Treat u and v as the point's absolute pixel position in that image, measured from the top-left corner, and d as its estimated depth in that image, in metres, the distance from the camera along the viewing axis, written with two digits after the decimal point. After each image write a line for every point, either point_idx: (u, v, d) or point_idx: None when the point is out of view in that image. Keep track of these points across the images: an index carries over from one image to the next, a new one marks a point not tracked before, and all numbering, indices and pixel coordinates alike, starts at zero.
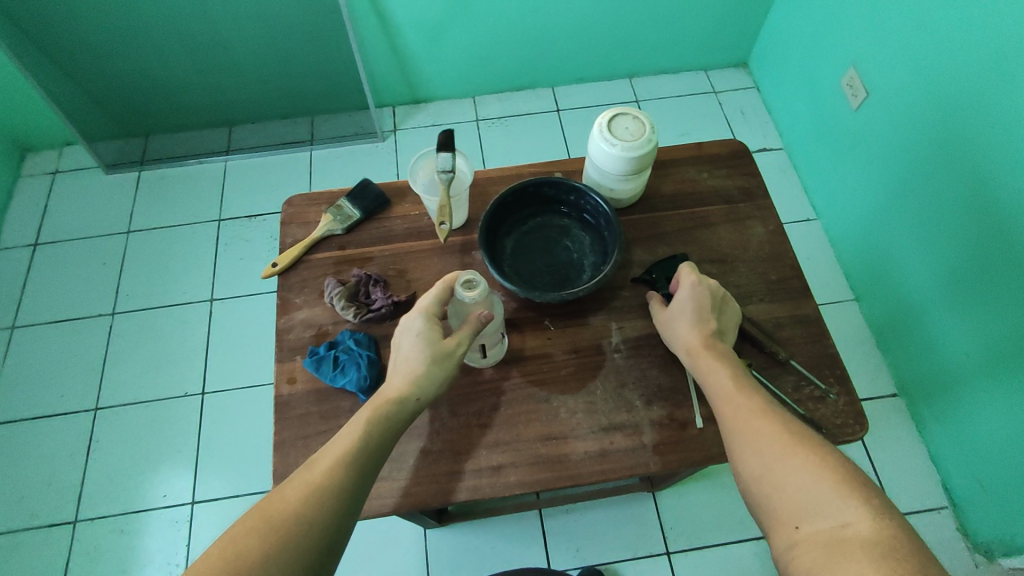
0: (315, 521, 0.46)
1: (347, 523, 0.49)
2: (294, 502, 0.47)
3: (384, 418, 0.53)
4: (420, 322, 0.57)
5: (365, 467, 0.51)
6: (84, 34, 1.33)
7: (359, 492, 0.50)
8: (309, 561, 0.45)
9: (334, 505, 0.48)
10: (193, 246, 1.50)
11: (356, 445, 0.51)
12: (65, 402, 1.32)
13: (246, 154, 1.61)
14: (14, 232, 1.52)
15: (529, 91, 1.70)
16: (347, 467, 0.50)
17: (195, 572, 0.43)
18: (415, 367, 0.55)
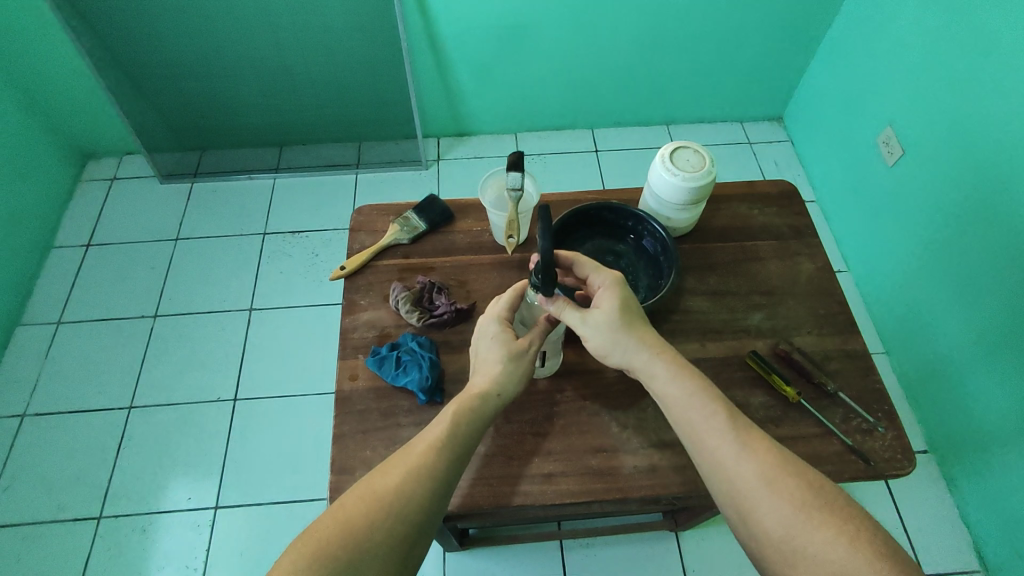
0: (414, 496, 0.51)
1: (442, 498, 0.53)
2: (396, 478, 0.52)
3: (470, 409, 0.57)
4: (492, 324, 0.61)
5: (454, 454, 0.55)
6: (160, 52, 1.42)
7: (451, 472, 0.54)
8: (409, 531, 0.51)
9: (428, 485, 0.52)
10: (238, 256, 1.55)
11: (449, 429, 0.55)
12: (102, 398, 1.35)
13: (295, 174, 1.69)
14: (69, 233, 1.59)
15: (569, 131, 1.77)
16: (442, 449, 0.54)
17: (313, 533, 0.49)
18: (495, 366, 0.59)
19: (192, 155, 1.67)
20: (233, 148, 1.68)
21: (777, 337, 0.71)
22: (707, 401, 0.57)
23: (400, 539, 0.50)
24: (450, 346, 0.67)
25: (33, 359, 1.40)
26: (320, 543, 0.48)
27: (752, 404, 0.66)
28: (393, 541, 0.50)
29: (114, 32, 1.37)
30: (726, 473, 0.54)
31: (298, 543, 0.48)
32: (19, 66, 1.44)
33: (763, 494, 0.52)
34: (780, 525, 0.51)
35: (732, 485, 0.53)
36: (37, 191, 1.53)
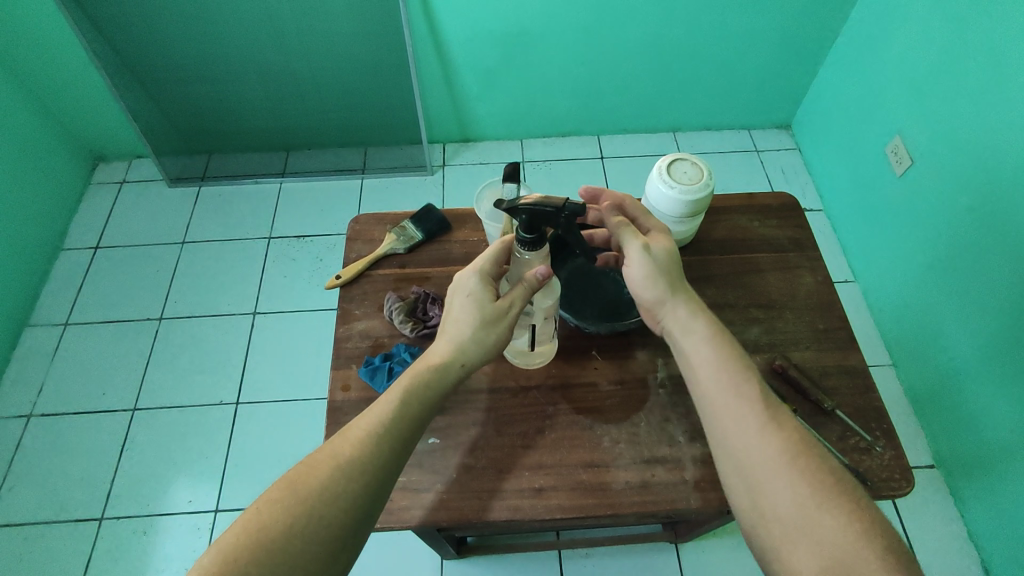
0: (339, 496, 0.51)
1: (372, 497, 0.53)
2: (321, 477, 0.52)
3: (421, 389, 0.58)
4: (474, 281, 0.61)
5: (388, 445, 0.55)
6: (169, 58, 1.44)
7: (381, 468, 0.54)
8: (330, 532, 0.50)
9: (359, 479, 0.53)
10: (243, 259, 1.56)
11: (385, 421, 0.56)
12: (106, 399, 1.36)
13: (301, 178, 1.70)
14: (78, 236, 1.61)
15: (575, 137, 1.76)
16: (372, 444, 0.54)
17: (231, 534, 0.49)
18: (465, 330, 0.60)
19: (200, 158, 1.69)
20: (240, 152, 1.69)
21: (774, 352, 0.70)
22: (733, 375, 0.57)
23: (319, 543, 0.50)
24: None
25: (40, 360, 1.42)
26: (231, 548, 0.48)
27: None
28: (313, 546, 0.49)
29: (124, 37, 1.39)
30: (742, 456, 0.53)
31: (214, 548, 0.48)
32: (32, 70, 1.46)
33: (774, 478, 0.52)
34: (790, 507, 0.51)
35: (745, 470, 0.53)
36: (46, 192, 1.55)
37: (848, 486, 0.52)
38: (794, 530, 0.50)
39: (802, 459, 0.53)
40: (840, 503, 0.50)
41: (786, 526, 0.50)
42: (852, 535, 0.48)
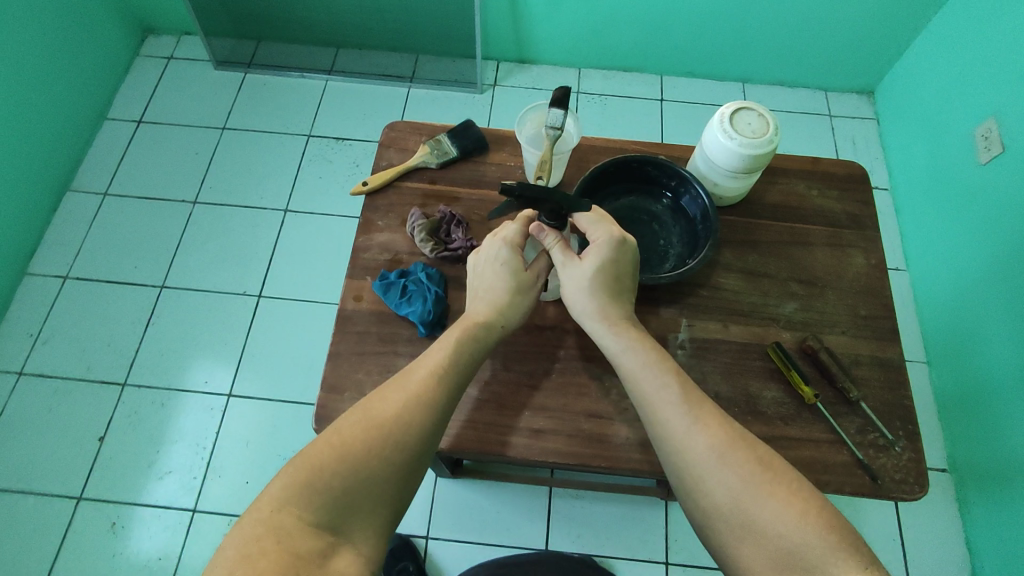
0: (412, 427, 0.52)
1: (439, 429, 0.54)
2: (393, 409, 0.53)
3: (475, 338, 0.58)
4: (505, 252, 0.60)
5: (454, 383, 0.56)
6: None
7: (447, 405, 0.55)
8: (407, 461, 0.52)
9: (429, 413, 0.54)
10: (280, 155, 1.54)
11: (453, 361, 0.56)
12: (136, 274, 1.40)
13: (347, 78, 1.64)
14: (122, 107, 1.60)
15: (637, 73, 1.65)
16: (438, 382, 0.55)
17: (312, 451, 0.50)
18: (500, 296, 0.59)
19: (249, 44, 1.64)
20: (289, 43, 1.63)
21: (807, 332, 0.66)
22: (660, 373, 0.56)
23: (395, 467, 0.51)
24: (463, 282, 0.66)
25: (78, 225, 1.45)
26: (313, 464, 0.49)
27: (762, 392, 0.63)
28: (388, 470, 0.51)
29: None
30: (675, 442, 0.53)
31: (297, 461, 0.50)
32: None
33: (714, 464, 0.52)
34: (729, 497, 0.50)
35: (683, 455, 0.53)
36: (94, 59, 1.54)
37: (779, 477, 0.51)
38: (736, 525, 0.50)
39: (733, 453, 0.52)
40: (779, 486, 0.50)
41: (729, 522, 0.50)
42: (799, 517, 0.49)
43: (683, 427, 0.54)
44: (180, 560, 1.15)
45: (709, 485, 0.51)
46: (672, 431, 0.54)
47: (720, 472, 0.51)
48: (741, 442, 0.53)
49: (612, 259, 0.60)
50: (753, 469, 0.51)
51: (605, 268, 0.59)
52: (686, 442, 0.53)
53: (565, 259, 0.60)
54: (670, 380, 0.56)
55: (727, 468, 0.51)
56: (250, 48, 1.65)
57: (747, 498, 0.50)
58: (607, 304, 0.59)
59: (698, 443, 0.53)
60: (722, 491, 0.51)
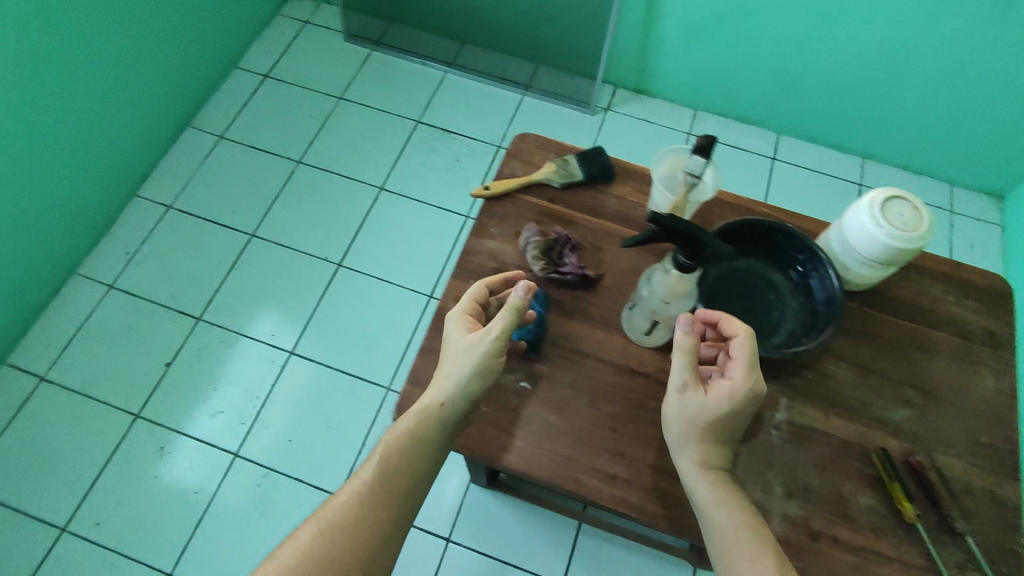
0: (363, 529, 0.53)
1: (394, 526, 0.55)
2: (344, 513, 0.54)
3: (429, 419, 0.58)
4: (451, 320, 0.61)
5: (406, 474, 0.56)
6: None
7: (400, 498, 0.56)
8: (362, 563, 0.52)
9: (380, 511, 0.55)
10: (388, 134, 1.59)
11: (404, 451, 0.57)
12: (231, 217, 1.47)
13: (465, 74, 1.67)
14: (255, 59, 1.69)
15: (754, 126, 1.61)
16: (390, 476, 0.56)
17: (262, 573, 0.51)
18: (447, 363, 0.59)
19: (380, 23, 1.70)
20: (417, 29, 1.68)
21: (917, 446, 0.63)
22: (737, 507, 0.55)
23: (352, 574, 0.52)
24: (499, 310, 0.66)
25: (192, 160, 1.53)
26: None
27: (816, 485, 0.60)
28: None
29: None
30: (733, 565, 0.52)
31: None
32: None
33: None
34: None
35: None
36: (241, 9, 1.63)
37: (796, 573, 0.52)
38: None
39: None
40: None
41: None
42: None
43: (745, 551, 0.52)
44: (214, 497, 1.19)
45: None
46: (733, 553, 0.52)
47: None
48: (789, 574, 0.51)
49: (738, 396, 0.56)
50: None
51: (725, 402, 0.56)
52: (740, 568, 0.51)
53: (691, 374, 0.56)
54: (736, 507, 0.54)
55: None
56: (380, 27, 1.71)
57: None
58: (705, 437, 0.56)
59: (726, 520, 0.54)
60: None
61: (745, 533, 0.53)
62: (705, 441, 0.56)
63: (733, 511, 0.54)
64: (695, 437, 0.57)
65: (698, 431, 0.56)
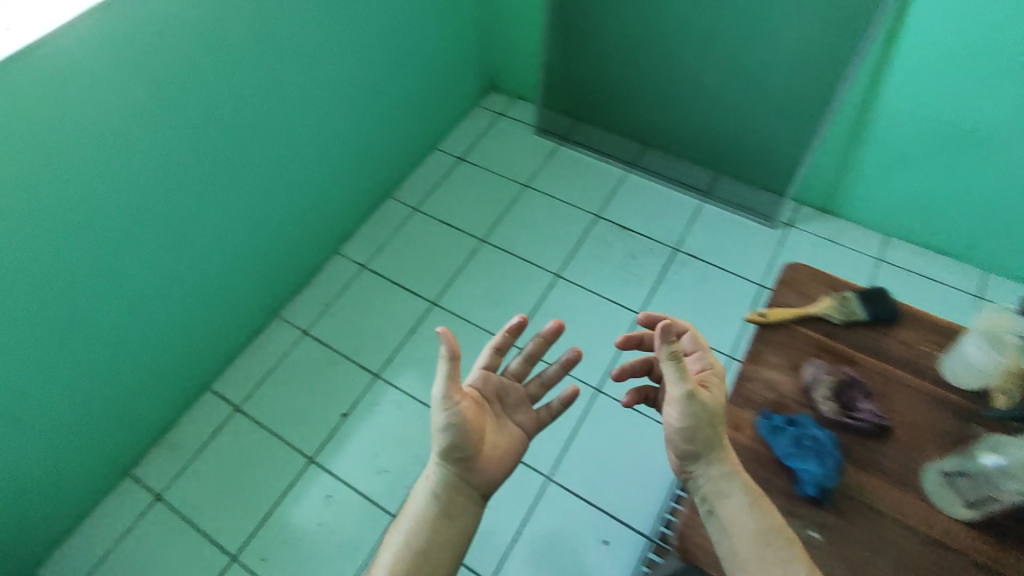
0: (403, 564, 0.67)
1: (437, 560, 0.68)
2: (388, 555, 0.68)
3: (443, 474, 0.73)
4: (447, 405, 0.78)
5: (433, 515, 0.71)
6: (602, 32, 1.59)
7: (428, 536, 0.69)
8: None
9: (414, 548, 0.68)
10: (567, 224, 1.66)
11: (431, 498, 0.72)
12: (416, 283, 1.57)
13: (646, 176, 1.75)
14: (452, 143, 1.87)
15: (955, 261, 1.51)
16: (419, 522, 0.70)
17: None
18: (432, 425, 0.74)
19: (568, 121, 1.84)
20: (603, 130, 1.79)
21: None
22: (749, 496, 0.63)
23: None
24: (516, 401, 0.84)
25: (387, 227, 1.68)
26: None
27: (873, 522, 0.65)
28: None
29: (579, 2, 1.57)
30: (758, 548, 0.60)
31: None
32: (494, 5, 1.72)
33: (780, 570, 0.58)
34: None
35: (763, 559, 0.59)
36: (448, 99, 1.83)
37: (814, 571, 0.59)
38: None
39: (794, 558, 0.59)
40: None
41: None
42: None
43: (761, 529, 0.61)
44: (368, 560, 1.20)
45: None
46: (755, 537, 0.60)
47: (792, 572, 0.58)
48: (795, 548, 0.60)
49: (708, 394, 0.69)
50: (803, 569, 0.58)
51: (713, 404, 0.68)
52: (761, 547, 0.60)
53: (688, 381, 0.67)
54: (758, 496, 0.64)
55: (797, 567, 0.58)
56: (567, 125, 1.84)
57: None
58: (714, 440, 0.66)
59: (748, 519, 0.62)
60: None
61: (766, 520, 0.62)
62: (716, 446, 0.66)
63: (758, 514, 0.62)
64: (716, 446, 0.66)
65: (707, 436, 0.66)
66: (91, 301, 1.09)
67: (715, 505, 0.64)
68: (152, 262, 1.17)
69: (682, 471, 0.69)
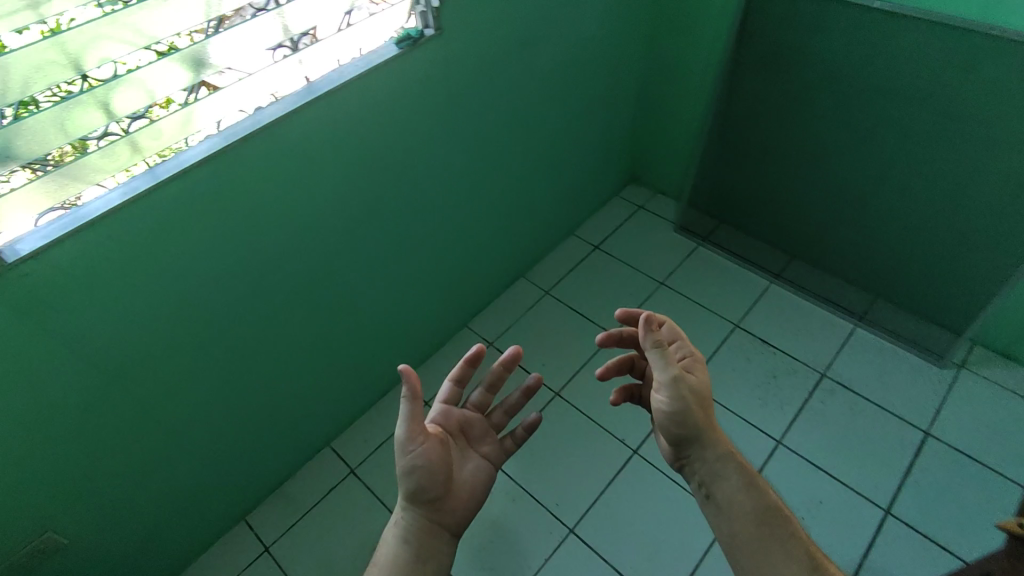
0: None
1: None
2: None
3: (414, 510, 0.82)
4: None
5: (407, 553, 0.80)
6: (763, 142, 1.56)
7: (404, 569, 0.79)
8: None
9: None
10: (704, 329, 1.59)
11: (406, 535, 0.81)
12: (541, 369, 1.54)
13: (792, 290, 1.67)
14: (589, 231, 1.90)
15: None
16: (395, 557, 0.80)
17: None
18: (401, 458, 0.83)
19: (709, 222, 1.81)
20: (747, 235, 1.75)
21: None
22: (729, 469, 0.80)
23: None
24: (480, 434, 0.93)
25: (517, 307, 1.70)
26: None
27: None
28: None
29: (743, 111, 1.56)
30: (738, 511, 0.77)
31: None
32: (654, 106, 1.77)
33: (754, 529, 0.75)
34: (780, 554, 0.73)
35: (745, 522, 0.76)
36: (592, 188, 1.87)
37: (786, 528, 0.75)
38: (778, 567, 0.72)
39: (764, 518, 0.76)
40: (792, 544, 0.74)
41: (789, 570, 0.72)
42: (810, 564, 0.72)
43: (741, 498, 0.78)
44: None
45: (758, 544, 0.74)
46: (736, 501, 0.78)
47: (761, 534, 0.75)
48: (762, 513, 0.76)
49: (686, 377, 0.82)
50: (770, 530, 0.75)
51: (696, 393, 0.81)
52: (740, 511, 0.77)
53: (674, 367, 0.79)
54: (734, 470, 0.80)
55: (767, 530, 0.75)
56: (708, 225, 1.82)
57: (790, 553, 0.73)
58: (698, 421, 0.81)
59: (734, 493, 0.78)
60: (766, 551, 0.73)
61: (742, 491, 0.78)
62: (701, 427, 0.81)
63: (752, 494, 0.78)
64: (703, 431, 0.81)
65: (693, 417, 0.80)
66: (263, 352, 1.16)
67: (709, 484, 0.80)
68: (310, 321, 1.22)
69: (680, 458, 0.84)
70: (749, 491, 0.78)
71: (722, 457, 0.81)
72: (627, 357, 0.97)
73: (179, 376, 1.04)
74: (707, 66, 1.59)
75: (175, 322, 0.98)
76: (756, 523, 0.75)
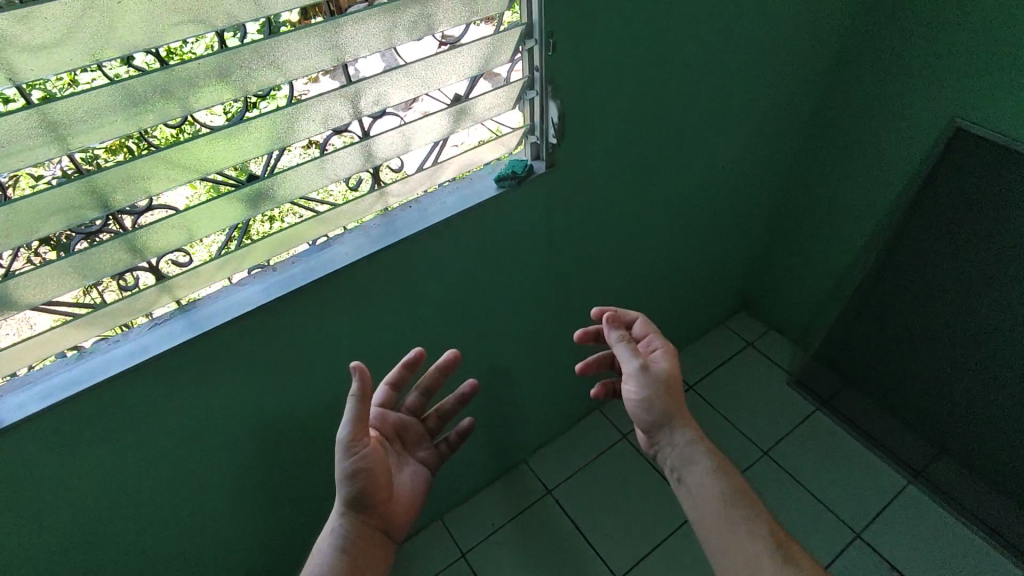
0: None
1: None
2: None
3: (354, 516, 0.69)
4: None
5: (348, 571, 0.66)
6: (928, 317, 1.25)
7: None
8: None
9: None
10: (816, 533, 1.30)
11: (345, 548, 0.67)
12: (603, 541, 1.34)
13: (937, 500, 1.34)
14: (685, 362, 1.64)
15: None
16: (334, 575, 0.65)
17: None
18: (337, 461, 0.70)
19: (834, 382, 1.51)
20: (885, 412, 1.43)
21: None
22: (705, 458, 0.76)
23: None
24: (415, 438, 0.83)
25: (588, 449, 1.49)
26: None
27: None
28: None
29: (908, 275, 1.25)
30: (717, 499, 0.73)
31: None
32: (784, 242, 1.49)
33: (729, 513, 0.72)
34: (760, 546, 0.68)
35: (725, 511, 0.72)
36: (697, 314, 1.60)
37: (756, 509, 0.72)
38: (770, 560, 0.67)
39: (735, 502, 0.72)
40: (768, 531, 0.70)
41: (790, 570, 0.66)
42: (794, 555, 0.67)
43: (717, 484, 0.74)
44: None
45: (737, 530, 0.70)
46: (708, 488, 0.74)
47: (740, 520, 0.71)
48: (735, 497, 0.73)
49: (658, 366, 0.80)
50: (742, 509, 0.72)
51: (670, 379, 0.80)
52: (717, 496, 0.73)
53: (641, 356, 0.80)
54: (710, 460, 0.76)
55: (751, 527, 0.70)
56: (832, 387, 1.51)
57: (777, 551, 0.67)
58: (671, 407, 0.79)
59: (710, 482, 0.75)
60: (743, 533, 0.70)
61: (717, 478, 0.74)
62: (673, 413, 0.79)
63: (720, 478, 0.75)
64: (672, 415, 0.79)
65: (665, 404, 0.79)
66: (292, 489, 1.03)
67: (683, 475, 0.77)
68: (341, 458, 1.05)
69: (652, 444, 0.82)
70: (717, 471, 0.75)
71: (692, 440, 0.78)
72: (605, 353, 0.92)
73: (176, 516, 0.90)
74: (868, 216, 1.30)
75: (191, 473, 0.85)
76: (733, 506, 0.72)
